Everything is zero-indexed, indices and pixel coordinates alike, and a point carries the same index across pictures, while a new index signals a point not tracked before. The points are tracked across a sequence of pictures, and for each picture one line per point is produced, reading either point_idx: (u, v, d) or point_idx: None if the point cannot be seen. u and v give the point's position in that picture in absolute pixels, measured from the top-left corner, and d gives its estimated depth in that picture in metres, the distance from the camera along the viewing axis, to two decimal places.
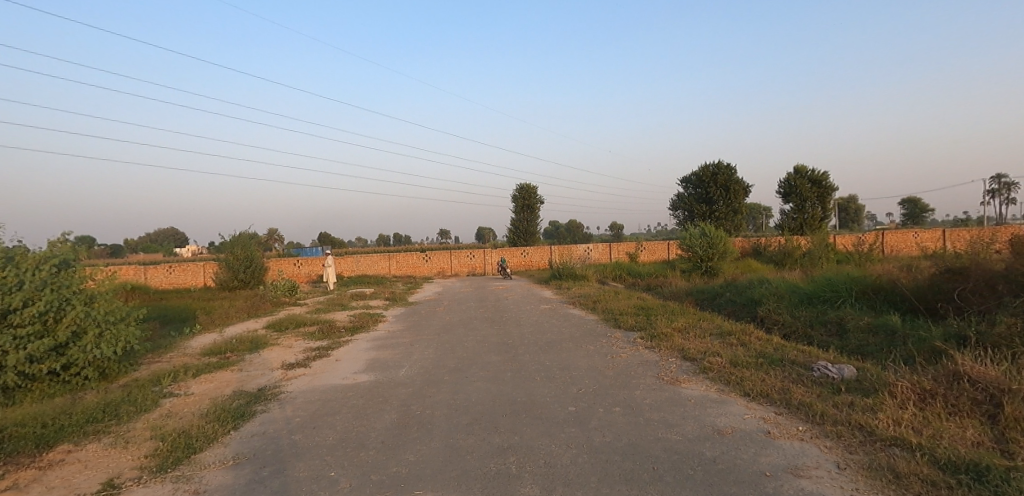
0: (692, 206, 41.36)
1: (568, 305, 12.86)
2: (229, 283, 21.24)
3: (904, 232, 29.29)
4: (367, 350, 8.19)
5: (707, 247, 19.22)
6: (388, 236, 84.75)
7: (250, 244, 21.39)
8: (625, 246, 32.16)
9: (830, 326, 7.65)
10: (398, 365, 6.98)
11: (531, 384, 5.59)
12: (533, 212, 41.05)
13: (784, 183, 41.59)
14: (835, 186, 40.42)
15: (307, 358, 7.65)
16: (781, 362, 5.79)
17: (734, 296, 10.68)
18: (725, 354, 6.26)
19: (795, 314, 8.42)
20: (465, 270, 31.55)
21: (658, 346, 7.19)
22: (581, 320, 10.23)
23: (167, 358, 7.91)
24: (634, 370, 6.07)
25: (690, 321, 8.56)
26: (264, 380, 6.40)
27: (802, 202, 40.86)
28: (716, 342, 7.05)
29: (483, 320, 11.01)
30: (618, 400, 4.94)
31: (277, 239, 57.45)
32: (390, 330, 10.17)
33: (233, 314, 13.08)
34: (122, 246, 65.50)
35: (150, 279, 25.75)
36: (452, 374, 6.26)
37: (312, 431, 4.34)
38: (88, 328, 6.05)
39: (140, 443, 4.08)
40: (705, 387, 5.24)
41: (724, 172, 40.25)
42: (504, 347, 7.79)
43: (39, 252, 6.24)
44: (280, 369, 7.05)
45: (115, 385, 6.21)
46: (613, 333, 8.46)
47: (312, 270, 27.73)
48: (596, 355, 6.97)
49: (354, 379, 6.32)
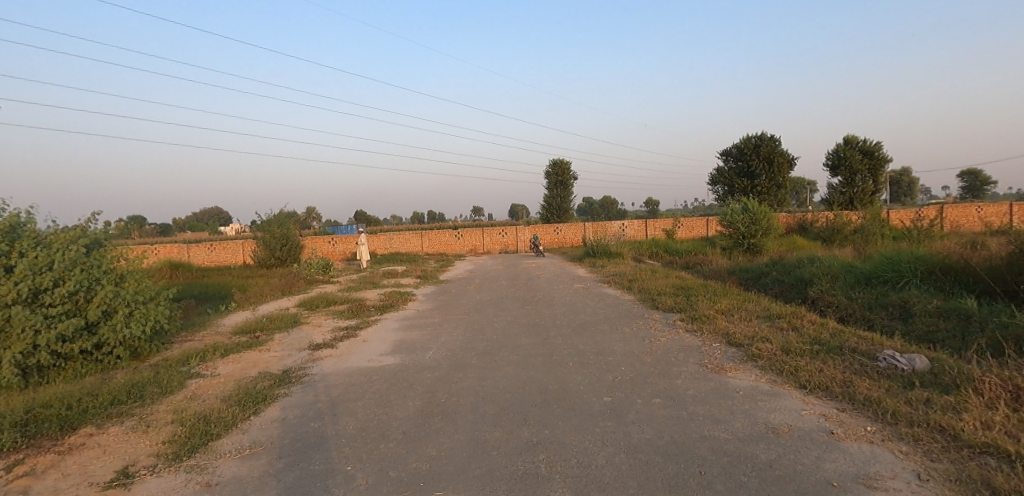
0: (732, 180, 39.42)
1: (602, 285, 12.39)
2: (266, 261, 21.82)
3: (967, 207, 26.91)
4: (394, 330, 8.08)
5: (749, 224, 18.17)
6: (419, 215, 85.80)
7: (285, 223, 21.84)
8: (661, 222, 31.17)
9: (892, 309, 6.91)
10: (425, 347, 6.79)
11: (562, 371, 5.26)
12: (568, 189, 40.16)
13: (831, 155, 39.03)
14: (889, 157, 37.53)
15: (334, 338, 7.59)
16: (840, 350, 5.20)
17: (782, 275, 9.95)
18: (775, 340, 5.72)
19: (852, 295, 7.68)
20: (496, 248, 31.35)
21: (699, 330, 6.70)
22: (616, 300, 9.79)
23: (199, 337, 8.06)
24: (675, 357, 5.63)
25: (734, 303, 7.97)
26: (291, 361, 6.39)
27: (851, 176, 38.26)
28: (763, 326, 6.49)
29: (514, 300, 10.73)
30: (658, 390, 4.54)
31: (314, 217, 58.97)
32: (418, 309, 10.05)
33: (268, 292, 13.33)
34: (170, 225, 68.89)
35: (193, 257, 26.89)
36: (480, 357, 6.01)
37: (332, 420, 4.19)
38: (117, 308, 6.24)
39: (160, 427, 4.16)
40: (754, 377, 4.76)
41: (768, 143, 38.06)
42: (535, 329, 7.48)
43: (71, 232, 6.44)
44: (307, 349, 7.00)
45: (146, 364, 6.40)
46: (650, 315, 7.99)
47: (346, 248, 28.22)
48: (632, 339, 6.55)
49: (379, 362, 6.18)
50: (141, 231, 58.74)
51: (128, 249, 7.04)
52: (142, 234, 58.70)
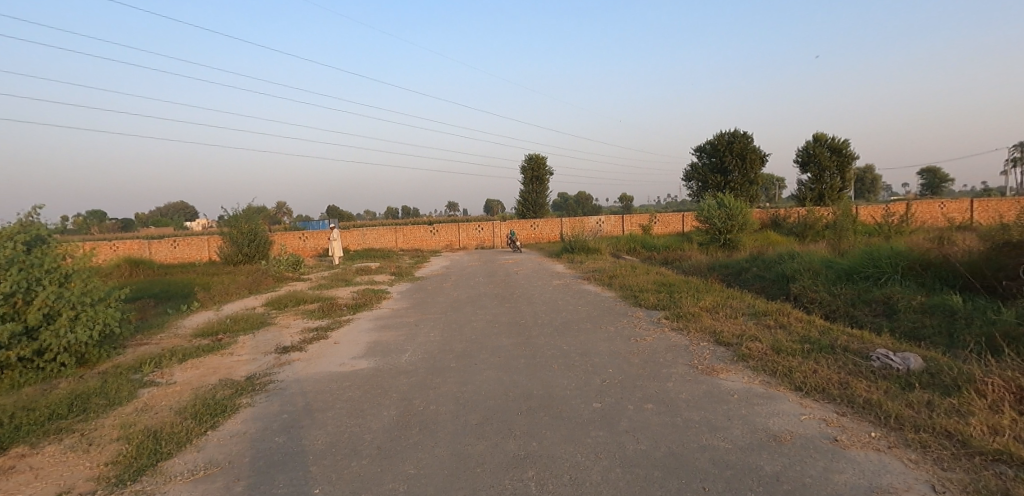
0: (707, 176, 40.02)
1: (583, 281, 12.19)
2: (233, 258, 20.85)
3: (929, 203, 27.95)
4: (368, 331, 7.66)
5: (726, 220, 18.32)
6: (395, 210, 84.34)
7: (254, 218, 20.92)
8: (638, 217, 31.35)
9: (876, 306, 6.90)
10: (401, 349, 6.40)
11: (548, 374, 4.98)
12: (545, 184, 40.02)
13: (802, 152, 40.05)
14: (856, 154, 38.71)
15: (303, 340, 7.12)
16: (832, 349, 5.09)
17: (762, 271, 9.94)
18: (765, 339, 5.59)
19: (835, 291, 7.68)
20: (473, 244, 30.92)
21: (686, 328, 6.53)
22: (598, 297, 9.59)
23: (156, 341, 7.45)
24: (663, 357, 5.43)
25: (718, 300, 7.86)
26: (255, 366, 5.92)
27: (820, 173, 39.33)
28: (750, 324, 6.37)
29: (493, 297, 10.39)
30: (650, 395, 4.31)
31: (286, 212, 57.20)
32: (394, 308, 9.62)
33: (234, 291, 12.63)
34: (132, 220, 65.73)
35: (154, 253, 25.53)
36: (460, 360, 5.68)
37: (299, 434, 3.79)
38: (62, 311, 5.64)
39: (104, 446, 3.67)
40: (748, 379, 4.59)
41: (741, 140, 38.76)
42: (517, 329, 7.19)
43: (7, 228, 5.80)
44: (274, 353, 6.52)
45: (94, 372, 5.81)
46: (634, 313, 7.80)
47: (318, 243, 27.28)
48: (618, 338, 6.33)
49: (353, 366, 5.77)
50: (99, 226, 55.76)
51: (77, 246, 6.42)
52: (100, 229, 55.75)
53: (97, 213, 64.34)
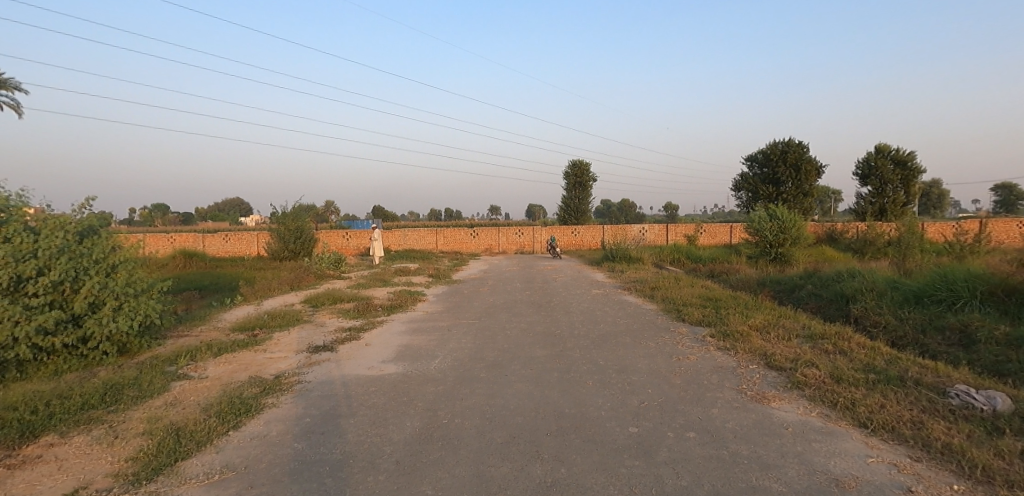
0: (757, 187, 38.24)
1: (622, 292, 11.74)
2: (278, 254, 21.67)
3: (1009, 221, 25.45)
4: (400, 334, 7.60)
5: (778, 232, 17.29)
6: (435, 213, 85.97)
7: (301, 216, 21.66)
8: (683, 227, 30.29)
9: (950, 334, 6.17)
10: (430, 355, 6.27)
11: (581, 392, 4.68)
12: (586, 190, 39.45)
13: (861, 163, 37.60)
14: (924, 167, 35.89)
15: (335, 340, 7.13)
16: (901, 382, 4.52)
17: (819, 289, 9.20)
18: (822, 365, 5.05)
19: (901, 315, 6.95)
20: (512, 248, 30.83)
21: (733, 348, 6.05)
22: (637, 310, 9.16)
23: (196, 334, 7.70)
24: (707, 380, 5.01)
25: (769, 319, 7.29)
26: (285, 365, 5.95)
27: (882, 185, 36.71)
28: (805, 347, 5.82)
29: (528, 304, 10.15)
30: (692, 422, 3.94)
31: (332, 211, 59.32)
32: (428, 311, 9.57)
33: (277, 286, 13.04)
34: (192, 215, 70.30)
35: (208, 247, 26.99)
36: (489, 370, 5.47)
37: (319, 441, 3.69)
38: (105, 301, 5.88)
39: (128, 440, 3.71)
40: (803, 411, 4.13)
41: (795, 150, 36.82)
42: (550, 339, 6.92)
43: (62, 219, 6.12)
44: (304, 352, 6.55)
45: (133, 362, 6.01)
46: (676, 329, 7.35)
47: (359, 243, 27.98)
48: (657, 355, 5.94)
49: (381, 370, 5.68)
50: (163, 220, 59.87)
51: (125, 237, 6.72)
52: (164, 221, 59.68)
53: (164, 208, 69.24)
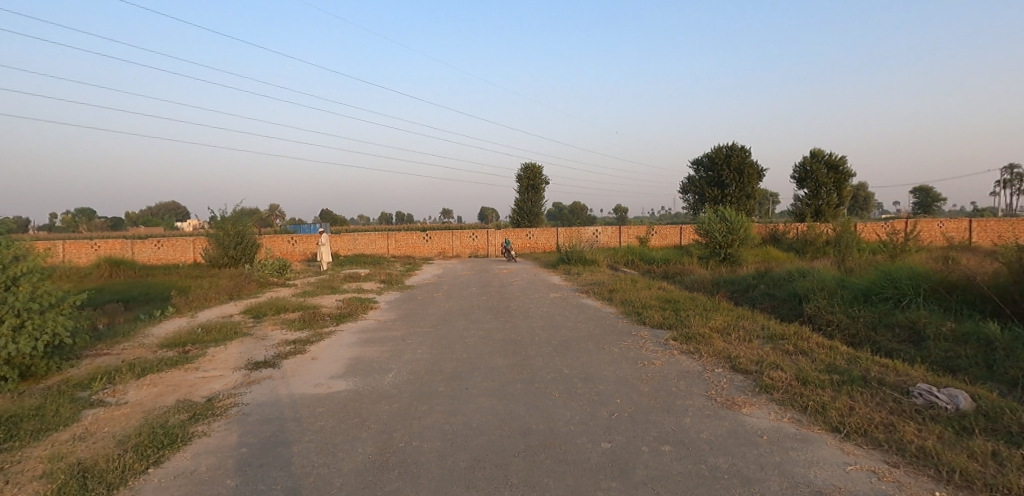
0: (704, 189, 39.85)
1: (581, 295, 11.63)
2: (218, 260, 20.12)
3: (929, 221, 27.79)
4: (351, 346, 7.05)
5: (726, 233, 17.90)
6: (390, 216, 84.09)
7: (243, 220, 20.24)
8: (635, 228, 30.94)
9: (900, 331, 6.41)
10: (385, 368, 5.81)
11: (548, 405, 4.40)
12: (538, 193, 39.55)
13: (798, 168, 40.08)
14: (852, 171, 38.71)
15: (277, 355, 6.49)
16: (865, 382, 4.56)
17: (772, 290, 9.46)
18: (787, 367, 5.05)
19: (852, 313, 7.19)
20: (466, 251, 30.34)
21: (697, 351, 5.99)
22: (599, 313, 9.06)
23: (117, 352, 6.81)
24: (676, 386, 4.87)
25: (728, 320, 7.34)
26: (220, 385, 5.30)
27: (817, 188, 39.25)
28: (767, 348, 5.84)
29: (486, 310, 9.80)
30: (666, 434, 3.75)
31: (279, 215, 56.42)
32: (381, 320, 9.01)
33: (213, 296, 11.96)
34: (122, 220, 65.11)
35: (137, 254, 24.72)
36: (449, 384, 5.09)
37: (256, 474, 3.17)
38: (3, 318, 5.01)
39: (23, 484, 2.90)
40: (775, 415, 4.05)
41: (738, 154, 38.65)
42: (513, 347, 6.62)
43: None
44: (243, 369, 5.89)
45: (37, 388, 5.15)
46: (638, 332, 7.25)
47: (308, 248, 26.58)
48: (623, 361, 5.77)
49: (329, 387, 5.16)
50: (87, 226, 54.64)
51: (32, 244, 5.81)
52: (88, 226, 54.68)
53: (88, 211, 63.38)
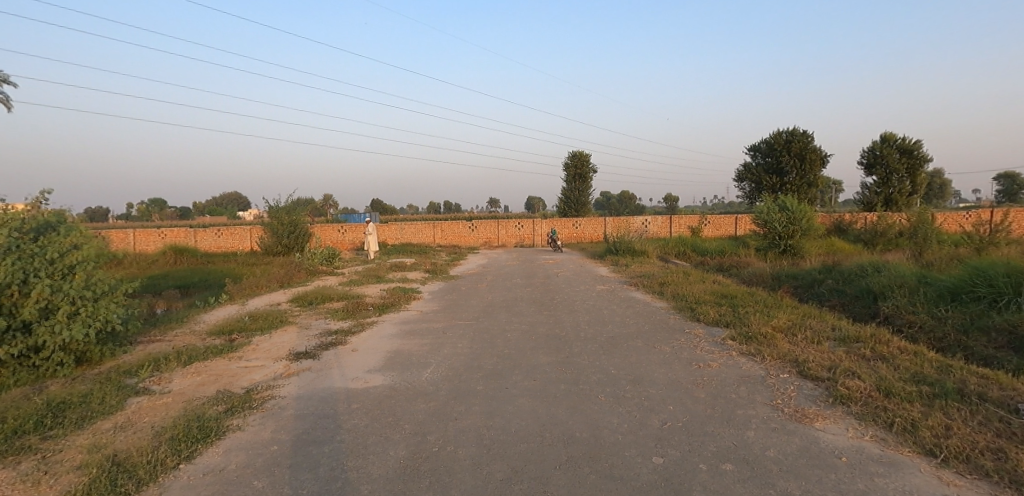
0: (760, 177, 37.60)
1: (629, 287, 11.14)
2: (273, 249, 21.03)
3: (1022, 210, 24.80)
4: (391, 337, 7.02)
5: (787, 223, 16.72)
6: (434, 205, 85.66)
7: (295, 210, 21.00)
8: (686, 218, 29.63)
9: (997, 335, 5.48)
10: (423, 362, 5.68)
11: (592, 410, 4.08)
12: (586, 182, 38.74)
13: (866, 153, 36.96)
14: (930, 156, 35.22)
15: (318, 346, 6.54)
16: (963, 395, 3.91)
17: (841, 286, 8.61)
18: (866, 375, 4.45)
19: (938, 314, 6.32)
20: (511, 241, 30.19)
21: (759, 353, 5.46)
22: (647, 308, 8.59)
23: (169, 340, 7.17)
24: (734, 393, 4.41)
25: (794, 319, 6.70)
26: (260, 376, 5.39)
27: (887, 174, 36.04)
28: (840, 352, 5.23)
29: (529, 303, 9.56)
30: (725, 450, 3.35)
31: (330, 205, 58.53)
32: (422, 311, 8.97)
33: (266, 284, 12.43)
34: (190, 210, 70.16)
35: (200, 242, 26.30)
36: (488, 382, 4.88)
37: (284, 475, 3.07)
38: (59, 305, 5.28)
39: (58, 476, 2.95)
40: (854, 432, 3.53)
41: (799, 139, 36.08)
42: (555, 343, 6.34)
43: (15, 215, 5.55)
44: (285, 360, 5.97)
45: (91, 373, 5.42)
46: (692, 330, 6.77)
47: (355, 237, 27.32)
48: (675, 362, 5.36)
49: (366, 382, 5.09)
50: (160, 215, 59.12)
51: (90, 234, 6.11)
52: (160, 217, 58.87)
53: (162, 202, 68.44)
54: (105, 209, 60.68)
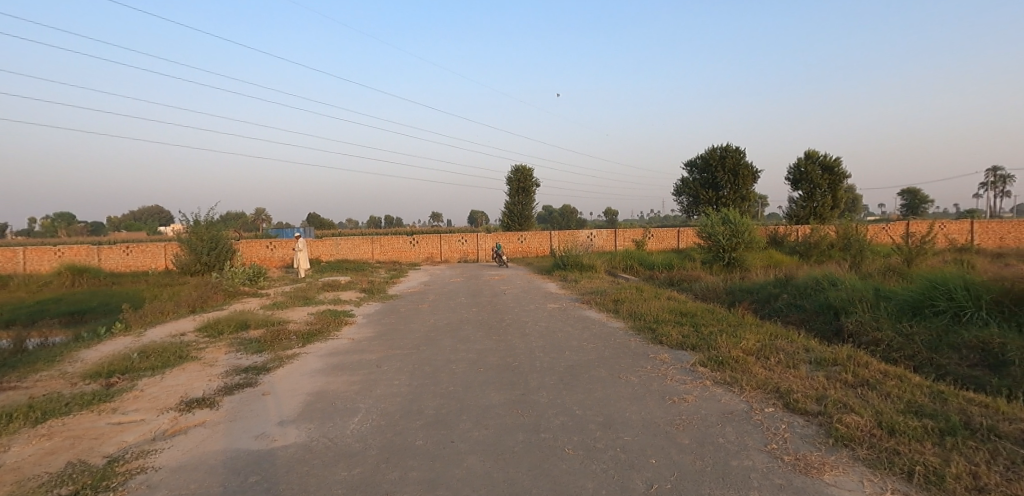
0: (699, 191, 39.14)
1: (582, 305, 10.56)
2: (191, 267, 18.74)
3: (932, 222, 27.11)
4: (315, 374, 5.88)
5: (731, 236, 17.01)
6: (379, 219, 82.85)
7: (217, 224, 18.86)
8: (631, 232, 30.07)
9: (968, 353, 5.29)
10: (351, 408, 4.65)
11: (559, 471, 3.26)
12: (528, 195, 38.58)
13: (793, 169, 39.56)
14: (847, 173, 38.23)
15: (220, 389, 5.29)
16: (970, 430, 3.47)
17: (798, 301, 8.42)
18: (861, 409, 3.97)
19: (904, 331, 6.13)
20: (455, 256, 29.16)
21: (736, 382, 4.91)
22: (605, 328, 7.98)
23: (23, 387, 5.59)
24: (721, 436, 3.76)
25: (763, 340, 6.27)
26: (132, 436, 4.11)
27: (812, 190, 38.70)
28: (821, 378, 4.79)
29: (476, 325, 8.67)
30: None
31: (264, 218, 54.58)
32: (355, 338, 7.85)
33: (172, 309, 10.67)
34: (103, 224, 63.43)
35: (104, 261, 23.13)
36: (432, 434, 3.94)
37: None
38: None
39: None
40: (870, 485, 2.94)
41: (733, 155, 37.93)
42: (509, 376, 5.49)
43: None
44: (171, 411, 4.70)
45: None
46: (657, 355, 6.17)
47: (286, 253, 25.22)
48: (647, 396, 4.69)
49: (275, 441, 3.97)
50: (67, 231, 52.92)
51: None
52: (68, 232, 52.64)
53: (67, 217, 61.25)
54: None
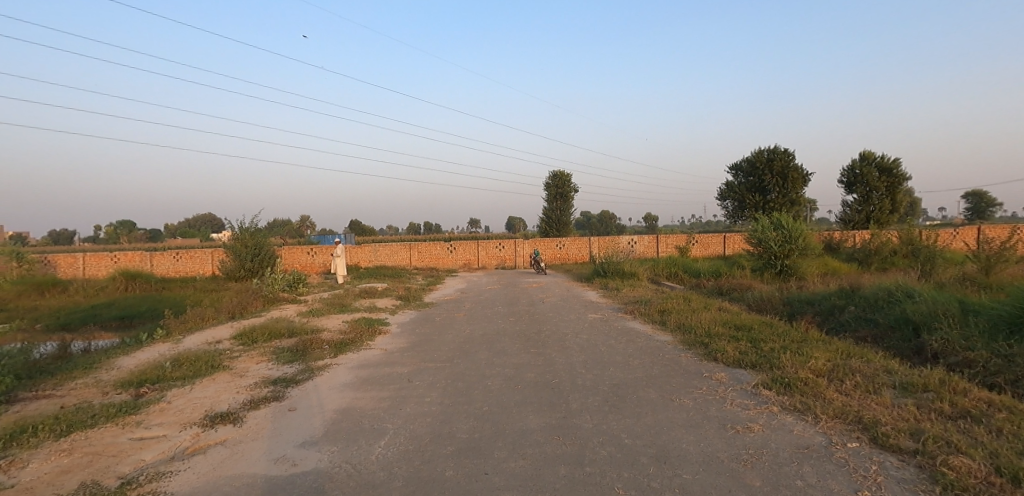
0: (744, 196, 37.45)
1: (624, 316, 9.99)
2: (235, 273, 19.32)
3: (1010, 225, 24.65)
4: (345, 388, 5.65)
5: (783, 242, 15.91)
6: (415, 225, 84.27)
7: (261, 231, 19.35)
8: (672, 238, 28.95)
9: None
10: (378, 429, 4.34)
11: None
12: (567, 202, 38.05)
13: (846, 171, 37.30)
14: (908, 174, 35.64)
15: (248, 404, 5.12)
16: None
17: (871, 315, 7.55)
18: (972, 450, 3.30)
19: (1004, 351, 5.26)
20: (491, 263, 28.97)
21: (808, 410, 4.29)
22: (651, 342, 7.40)
23: (62, 396, 5.62)
24: (799, 478, 3.19)
25: (834, 359, 5.57)
26: (153, 454, 3.95)
27: (868, 193, 36.26)
28: (911, 408, 4.11)
29: (513, 337, 8.27)
30: None
31: (307, 225, 56.56)
32: (388, 349, 7.62)
33: (213, 316, 10.85)
34: (161, 231, 67.55)
35: (157, 267, 24.33)
36: (462, 463, 3.56)
37: None
38: None
39: None
40: None
41: (781, 157, 36.10)
42: (548, 396, 5.05)
43: None
44: (196, 427, 4.53)
45: None
46: (712, 374, 5.58)
47: (326, 259, 25.73)
48: (705, 424, 4.14)
49: (295, 465, 3.69)
50: (129, 238, 56.68)
51: None
52: (130, 239, 56.41)
53: (129, 224, 65.62)
54: (71, 231, 57.86)
